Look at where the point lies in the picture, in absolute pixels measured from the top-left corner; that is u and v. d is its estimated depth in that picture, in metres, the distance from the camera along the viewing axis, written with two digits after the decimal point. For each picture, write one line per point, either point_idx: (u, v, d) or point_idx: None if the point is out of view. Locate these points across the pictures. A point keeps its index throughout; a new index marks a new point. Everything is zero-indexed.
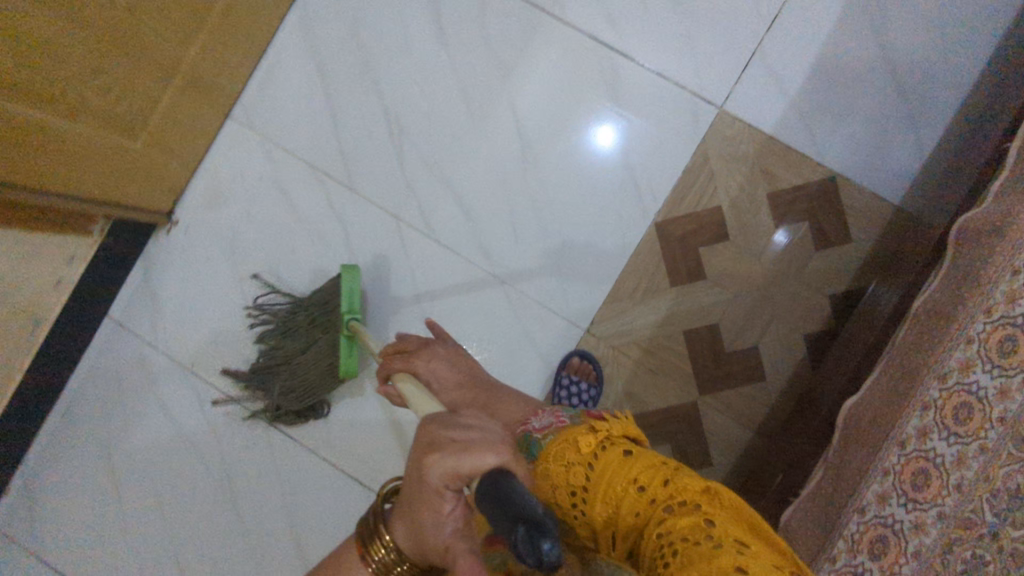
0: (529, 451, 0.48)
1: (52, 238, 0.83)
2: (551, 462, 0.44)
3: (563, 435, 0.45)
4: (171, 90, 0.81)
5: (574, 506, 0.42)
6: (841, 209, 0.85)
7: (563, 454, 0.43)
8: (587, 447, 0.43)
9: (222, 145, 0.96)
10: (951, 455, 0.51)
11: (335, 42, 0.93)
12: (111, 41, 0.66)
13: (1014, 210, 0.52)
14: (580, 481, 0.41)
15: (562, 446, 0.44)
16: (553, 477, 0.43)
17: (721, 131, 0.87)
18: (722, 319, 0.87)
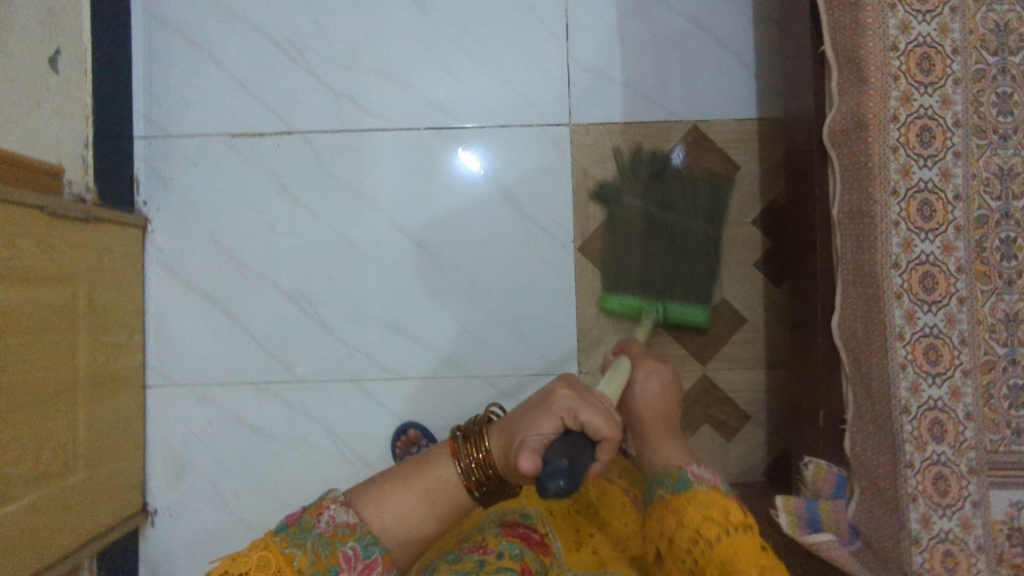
0: (677, 482, 0.53)
1: None
2: (690, 506, 0.49)
3: (715, 496, 0.49)
4: (82, 403, 0.77)
5: (690, 554, 0.47)
6: (716, 146, 0.91)
7: (706, 510, 0.48)
8: (734, 517, 0.47)
9: (153, 416, 0.90)
10: (942, 321, 0.57)
11: (203, 264, 0.90)
12: None
13: (860, 101, 0.57)
14: (711, 536, 0.46)
15: (710, 502, 0.49)
16: (686, 520, 0.48)
17: (583, 142, 0.90)
18: (681, 293, 0.90)
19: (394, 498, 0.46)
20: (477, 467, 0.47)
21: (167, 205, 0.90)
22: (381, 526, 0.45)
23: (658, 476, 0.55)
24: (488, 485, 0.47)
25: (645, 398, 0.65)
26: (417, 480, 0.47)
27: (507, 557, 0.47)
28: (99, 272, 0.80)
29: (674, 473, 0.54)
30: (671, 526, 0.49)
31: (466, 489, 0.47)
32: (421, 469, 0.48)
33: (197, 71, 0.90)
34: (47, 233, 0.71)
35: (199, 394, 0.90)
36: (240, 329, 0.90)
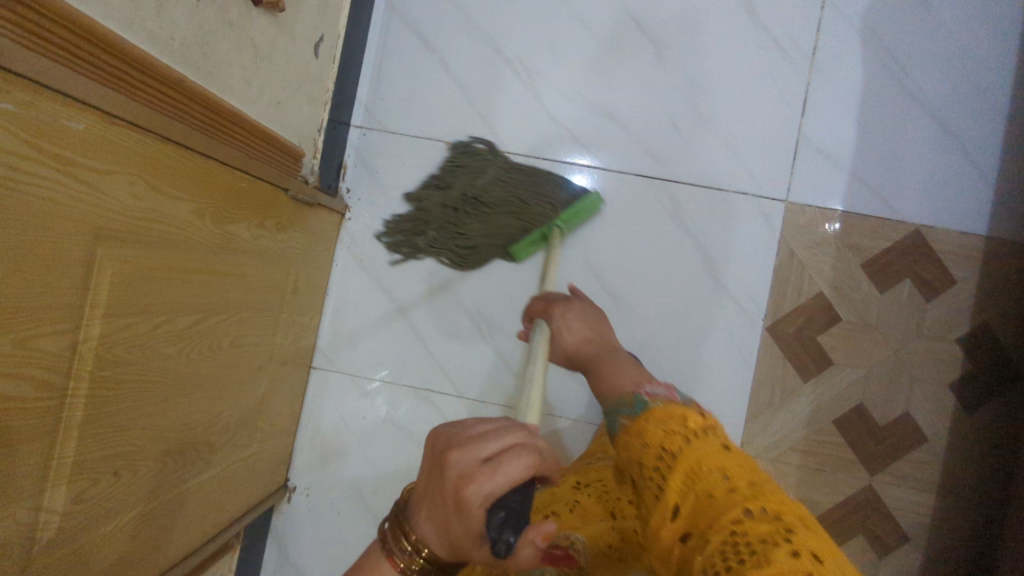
0: (636, 408, 0.50)
1: None
2: (650, 423, 0.47)
3: (671, 407, 0.47)
4: (268, 375, 0.78)
5: (660, 465, 0.44)
6: (936, 255, 0.86)
7: (665, 423, 0.46)
8: (694, 424, 0.45)
9: (314, 396, 0.92)
10: None
11: (392, 262, 0.92)
12: (202, 379, 0.62)
13: None
14: (673, 446, 0.44)
15: (667, 412, 0.47)
16: (649, 440, 0.46)
17: (795, 222, 0.87)
18: (865, 397, 0.86)
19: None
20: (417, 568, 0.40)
21: (371, 200, 0.92)
22: None
23: (614, 407, 0.52)
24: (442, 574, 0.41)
25: (568, 339, 0.69)
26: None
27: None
28: (306, 253, 0.82)
29: (630, 398, 0.51)
30: (636, 452, 0.46)
31: None
32: None
33: (427, 74, 0.92)
34: (283, 214, 0.73)
35: (361, 387, 0.92)
36: (409, 330, 0.92)
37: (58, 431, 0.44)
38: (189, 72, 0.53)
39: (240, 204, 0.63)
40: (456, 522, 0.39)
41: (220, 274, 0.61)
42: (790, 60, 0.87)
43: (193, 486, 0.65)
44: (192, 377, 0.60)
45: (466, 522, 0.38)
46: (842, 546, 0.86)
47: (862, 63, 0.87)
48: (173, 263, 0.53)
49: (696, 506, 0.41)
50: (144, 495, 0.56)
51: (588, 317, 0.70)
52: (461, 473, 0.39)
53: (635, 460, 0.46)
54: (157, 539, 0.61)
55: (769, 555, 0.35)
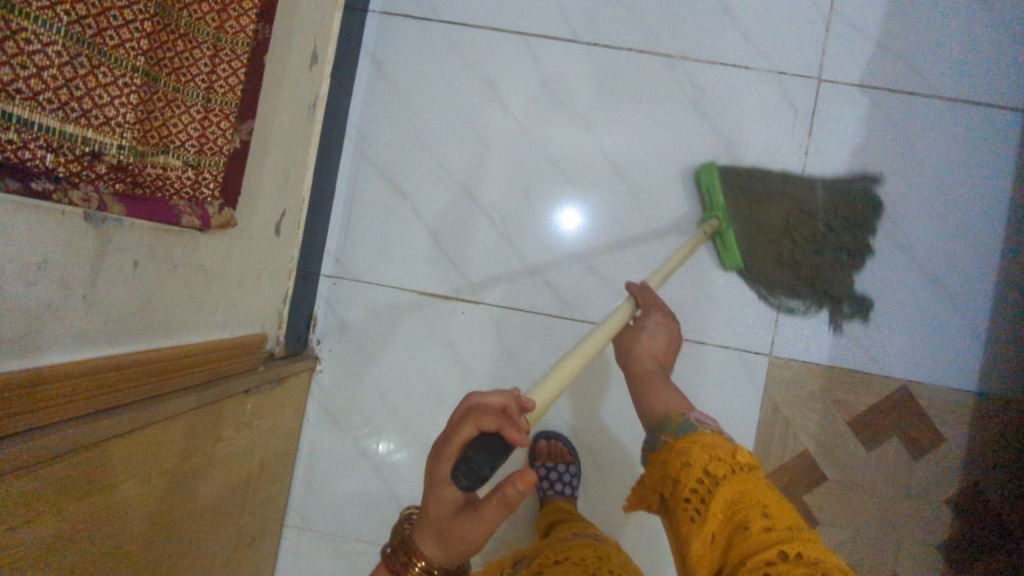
0: (682, 429, 0.57)
1: None
2: (696, 447, 0.53)
3: (717, 437, 0.53)
4: (236, 563, 0.75)
5: (702, 486, 0.49)
6: (924, 412, 0.83)
7: (711, 450, 0.51)
8: (741, 458, 0.49)
9: (287, 554, 0.89)
10: None
11: (365, 416, 0.89)
12: None
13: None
14: (716, 471, 0.49)
15: (710, 442, 0.53)
16: (692, 457, 0.52)
17: (780, 377, 0.85)
18: (852, 559, 0.84)
19: None
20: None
21: (341, 351, 0.89)
22: None
23: (662, 426, 0.59)
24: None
25: (647, 337, 0.77)
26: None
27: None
28: (272, 429, 0.79)
29: (679, 421, 0.58)
30: (680, 467, 0.52)
31: None
32: None
33: (398, 222, 0.88)
34: (245, 412, 0.70)
35: (334, 546, 0.89)
36: (384, 486, 0.89)
37: None
38: (127, 339, 0.50)
39: (203, 432, 0.61)
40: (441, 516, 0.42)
41: (183, 510, 0.60)
42: (775, 209, 0.85)
43: None
44: None
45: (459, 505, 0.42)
46: None
47: (848, 213, 0.84)
48: (130, 538, 0.52)
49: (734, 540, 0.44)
50: None
51: (670, 330, 0.79)
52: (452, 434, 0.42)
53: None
54: None
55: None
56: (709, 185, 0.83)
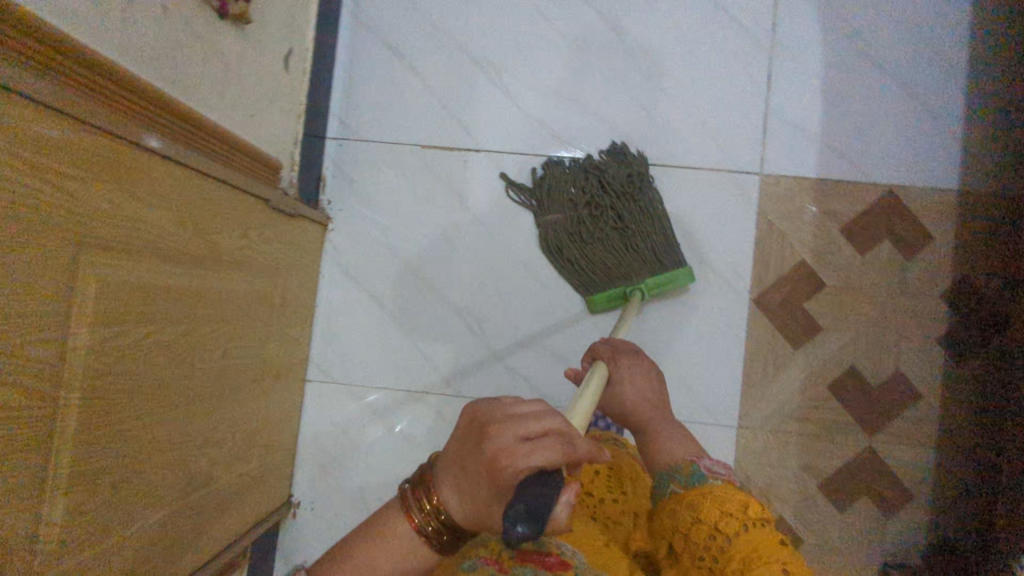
0: (692, 476, 0.58)
1: None
2: (708, 501, 0.51)
3: (729, 486, 0.53)
4: (265, 392, 0.78)
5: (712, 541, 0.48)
6: (911, 213, 0.87)
7: (723, 503, 0.50)
8: (752, 512, 0.49)
9: (312, 409, 0.92)
10: None
11: (377, 270, 0.92)
12: (198, 393, 0.62)
13: None
14: (730, 529, 0.48)
15: (725, 495, 0.51)
16: (702, 516, 0.50)
17: (772, 194, 0.89)
18: (857, 359, 0.87)
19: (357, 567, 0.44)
20: (436, 532, 0.45)
21: (350, 209, 0.92)
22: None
23: (670, 471, 0.60)
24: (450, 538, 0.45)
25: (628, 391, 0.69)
26: (381, 547, 0.45)
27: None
28: (292, 266, 0.82)
29: (687, 468, 0.59)
30: (688, 522, 0.51)
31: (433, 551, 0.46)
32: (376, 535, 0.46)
33: (399, 82, 0.93)
34: (266, 224, 0.73)
35: (357, 395, 0.91)
36: (402, 335, 0.91)
37: (65, 431, 0.45)
38: (155, 80, 0.54)
39: (215, 214, 0.62)
40: (476, 489, 0.42)
41: (193, 289, 0.59)
42: (752, 38, 0.90)
43: (199, 500, 0.65)
44: (191, 388, 0.61)
45: (490, 496, 0.41)
46: (848, 505, 0.87)
47: (821, 35, 0.89)
48: (148, 274, 0.52)
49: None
50: (150, 505, 0.56)
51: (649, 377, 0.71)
52: (539, 429, 0.41)
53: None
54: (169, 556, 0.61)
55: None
56: (661, 282, 0.84)
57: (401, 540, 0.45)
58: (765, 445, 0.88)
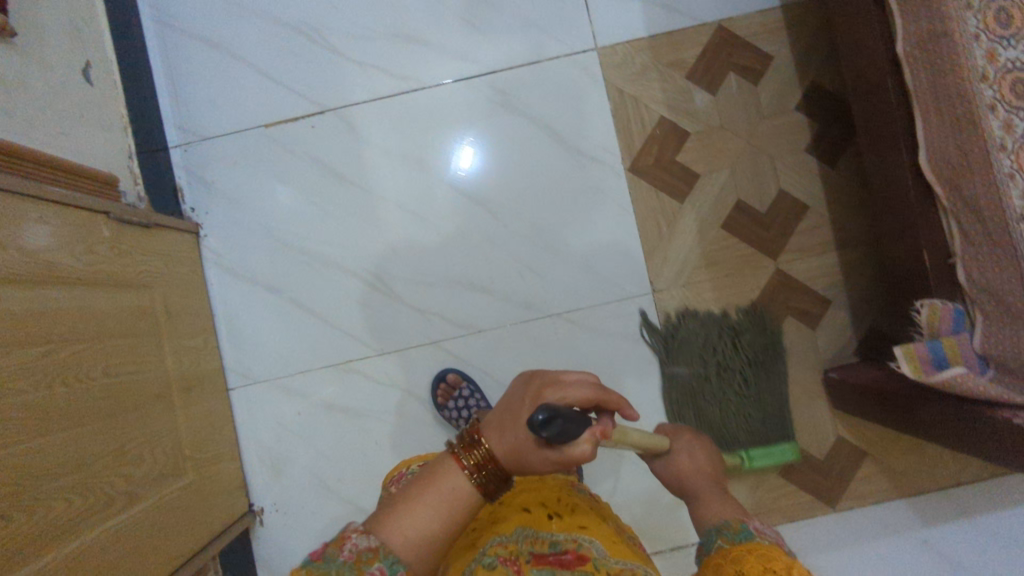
0: (740, 531, 0.52)
1: None
2: (750, 553, 0.48)
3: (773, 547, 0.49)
4: (178, 406, 0.76)
5: None
6: (745, 41, 0.90)
7: (770, 559, 0.47)
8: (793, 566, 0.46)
9: (243, 416, 0.90)
10: (984, 52, 0.56)
11: (263, 258, 0.90)
12: (87, 414, 0.60)
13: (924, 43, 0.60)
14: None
15: (771, 551, 0.48)
16: (745, 567, 0.47)
17: (613, 63, 0.90)
18: (740, 192, 0.89)
19: (410, 526, 0.42)
20: (480, 471, 0.44)
21: (216, 208, 0.90)
22: (399, 546, 0.41)
23: (716, 529, 0.54)
24: (494, 486, 0.44)
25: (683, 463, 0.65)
26: (425, 500, 0.43)
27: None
28: (168, 275, 0.80)
29: (735, 525, 0.53)
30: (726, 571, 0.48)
31: (477, 494, 0.44)
32: (419, 489, 0.44)
33: (223, 70, 0.91)
34: (115, 237, 0.71)
35: (283, 387, 0.90)
36: (308, 314, 0.90)
37: None
38: None
39: (51, 233, 0.61)
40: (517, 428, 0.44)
41: (49, 309, 0.58)
42: None
43: (127, 522, 0.63)
44: (76, 408, 0.59)
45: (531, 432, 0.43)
46: (776, 330, 0.89)
47: None
48: None
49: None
50: (59, 533, 0.54)
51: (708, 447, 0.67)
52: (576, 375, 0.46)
53: None
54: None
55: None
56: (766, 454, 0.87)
57: (446, 489, 0.44)
58: (682, 301, 0.89)
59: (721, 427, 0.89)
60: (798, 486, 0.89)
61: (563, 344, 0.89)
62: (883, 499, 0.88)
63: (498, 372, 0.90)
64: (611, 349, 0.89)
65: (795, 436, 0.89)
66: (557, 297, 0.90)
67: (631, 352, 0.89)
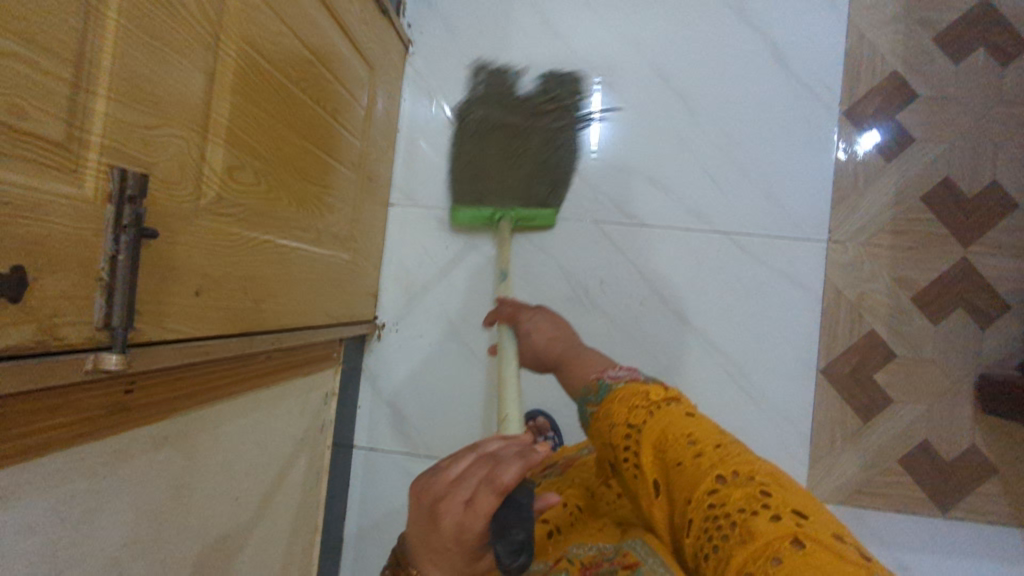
0: (600, 393, 0.48)
1: (321, 377, 0.79)
2: (615, 403, 0.44)
3: (633, 388, 0.45)
4: (358, 188, 0.79)
5: (628, 444, 0.41)
6: (1007, 20, 0.86)
7: (629, 400, 0.43)
8: (657, 396, 0.43)
9: (394, 233, 0.93)
10: None
11: (458, 91, 0.93)
12: (312, 139, 0.63)
13: None
14: (638, 421, 0.41)
15: (630, 391, 0.44)
16: (614, 419, 0.43)
17: (862, 5, 0.87)
18: (951, 170, 0.85)
19: None
20: None
21: (432, 33, 0.94)
22: None
23: (581, 397, 0.51)
24: None
25: (534, 339, 0.72)
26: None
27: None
28: (381, 71, 0.84)
29: (595, 386, 0.50)
30: (605, 436, 0.44)
31: None
32: None
33: None
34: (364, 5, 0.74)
35: (438, 218, 0.92)
36: (484, 157, 0.92)
37: (223, 78, 0.45)
38: None
39: None
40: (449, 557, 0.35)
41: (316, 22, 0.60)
42: None
43: (308, 256, 0.65)
44: (308, 126, 0.61)
45: (452, 565, 0.35)
46: (945, 320, 0.85)
47: None
48: None
49: (668, 485, 0.37)
50: (274, 223, 0.56)
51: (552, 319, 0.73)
52: (461, 493, 0.33)
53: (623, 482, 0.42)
54: (288, 295, 0.61)
55: (749, 524, 0.31)
56: (528, 215, 0.89)
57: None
58: (854, 259, 0.86)
59: (852, 394, 0.86)
60: (912, 480, 0.85)
61: (721, 264, 0.88)
62: (998, 522, 0.83)
63: (646, 268, 0.89)
64: (766, 284, 0.87)
65: (928, 430, 0.85)
66: (729, 216, 0.88)
67: (785, 292, 0.87)
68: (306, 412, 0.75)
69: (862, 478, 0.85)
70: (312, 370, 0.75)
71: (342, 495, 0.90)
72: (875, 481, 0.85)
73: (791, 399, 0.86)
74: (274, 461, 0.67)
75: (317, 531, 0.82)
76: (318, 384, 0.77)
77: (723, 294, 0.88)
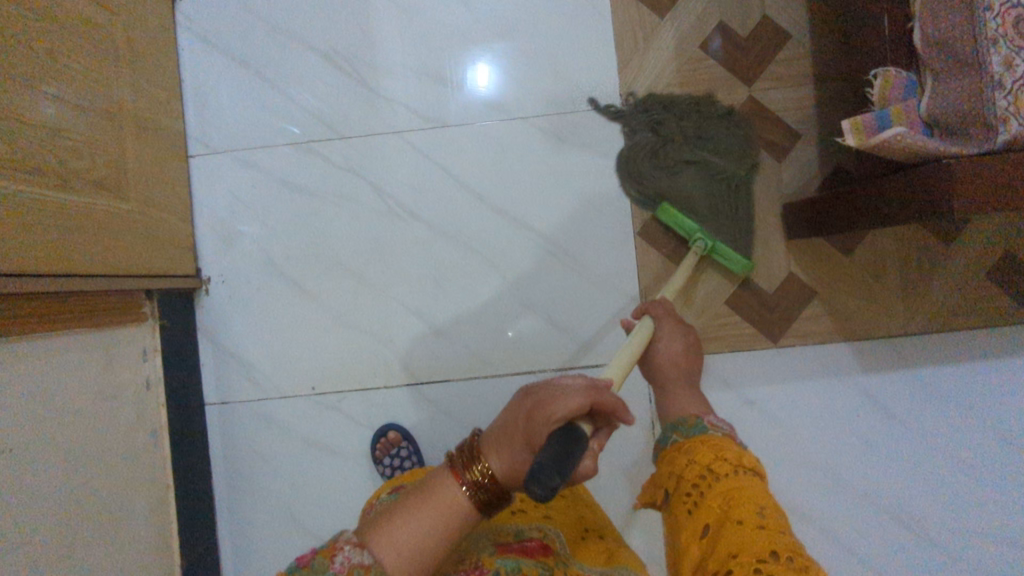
0: (693, 428, 0.54)
1: (131, 332, 0.79)
2: (704, 445, 0.50)
3: (732, 441, 0.51)
4: (132, 140, 0.78)
5: (702, 481, 0.47)
6: None
7: (722, 450, 0.49)
8: (745, 462, 0.48)
9: (200, 184, 0.91)
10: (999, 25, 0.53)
11: (237, 30, 0.91)
12: (22, 82, 0.61)
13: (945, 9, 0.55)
14: (722, 471, 0.47)
15: (720, 442, 0.50)
16: (697, 458, 0.49)
17: None
18: (722, 15, 0.87)
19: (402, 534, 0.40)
20: (477, 485, 0.43)
21: None
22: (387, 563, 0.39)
23: (672, 424, 0.56)
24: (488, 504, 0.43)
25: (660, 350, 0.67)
26: (416, 509, 0.42)
27: (504, 571, 0.48)
28: (138, 20, 0.82)
29: (691, 421, 0.55)
30: (680, 464, 0.50)
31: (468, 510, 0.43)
32: (419, 497, 0.43)
33: None
34: None
35: (241, 160, 0.91)
36: (274, 90, 0.91)
37: None
38: None
39: None
40: (513, 455, 0.43)
41: None
42: None
43: (54, 201, 0.64)
44: (12, 68, 0.60)
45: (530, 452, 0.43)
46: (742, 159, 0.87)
47: None
48: None
49: (720, 532, 0.44)
50: None
51: (689, 343, 0.68)
52: (548, 393, 0.44)
53: (675, 505, 0.49)
54: (24, 237, 0.60)
55: None
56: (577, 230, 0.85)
57: (441, 502, 0.43)
58: (650, 118, 0.88)
59: (671, 249, 0.88)
60: (741, 318, 0.88)
61: (524, 150, 0.89)
62: (826, 340, 0.87)
63: (455, 168, 0.90)
64: (571, 162, 0.89)
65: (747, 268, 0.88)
66: (524, 101, 0.89)
67: (593, 165, 0.88)
68: (114, 366, 0.75)
69: (697, 327, 0.88)
70: (109, 323, 0.75)
71: (202, 454, 0.90)
72: (709, 328, 0.88)
73: (615, 265, 0.88)
74: (72, 415, 0.67)
75: (169, 488, 0.82)
76: (119, 339, 0.76)
77: (529, 178, 0.89)
